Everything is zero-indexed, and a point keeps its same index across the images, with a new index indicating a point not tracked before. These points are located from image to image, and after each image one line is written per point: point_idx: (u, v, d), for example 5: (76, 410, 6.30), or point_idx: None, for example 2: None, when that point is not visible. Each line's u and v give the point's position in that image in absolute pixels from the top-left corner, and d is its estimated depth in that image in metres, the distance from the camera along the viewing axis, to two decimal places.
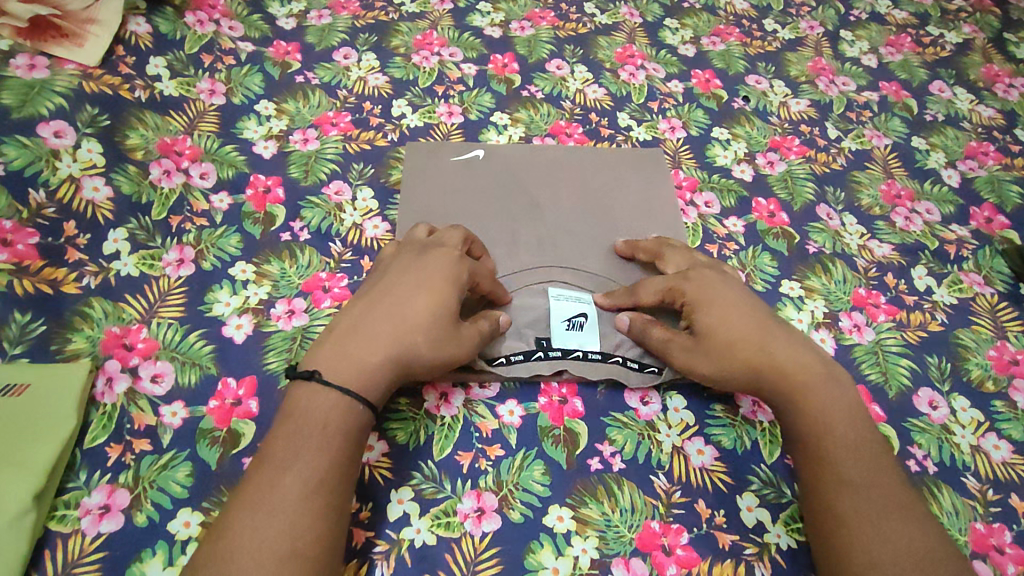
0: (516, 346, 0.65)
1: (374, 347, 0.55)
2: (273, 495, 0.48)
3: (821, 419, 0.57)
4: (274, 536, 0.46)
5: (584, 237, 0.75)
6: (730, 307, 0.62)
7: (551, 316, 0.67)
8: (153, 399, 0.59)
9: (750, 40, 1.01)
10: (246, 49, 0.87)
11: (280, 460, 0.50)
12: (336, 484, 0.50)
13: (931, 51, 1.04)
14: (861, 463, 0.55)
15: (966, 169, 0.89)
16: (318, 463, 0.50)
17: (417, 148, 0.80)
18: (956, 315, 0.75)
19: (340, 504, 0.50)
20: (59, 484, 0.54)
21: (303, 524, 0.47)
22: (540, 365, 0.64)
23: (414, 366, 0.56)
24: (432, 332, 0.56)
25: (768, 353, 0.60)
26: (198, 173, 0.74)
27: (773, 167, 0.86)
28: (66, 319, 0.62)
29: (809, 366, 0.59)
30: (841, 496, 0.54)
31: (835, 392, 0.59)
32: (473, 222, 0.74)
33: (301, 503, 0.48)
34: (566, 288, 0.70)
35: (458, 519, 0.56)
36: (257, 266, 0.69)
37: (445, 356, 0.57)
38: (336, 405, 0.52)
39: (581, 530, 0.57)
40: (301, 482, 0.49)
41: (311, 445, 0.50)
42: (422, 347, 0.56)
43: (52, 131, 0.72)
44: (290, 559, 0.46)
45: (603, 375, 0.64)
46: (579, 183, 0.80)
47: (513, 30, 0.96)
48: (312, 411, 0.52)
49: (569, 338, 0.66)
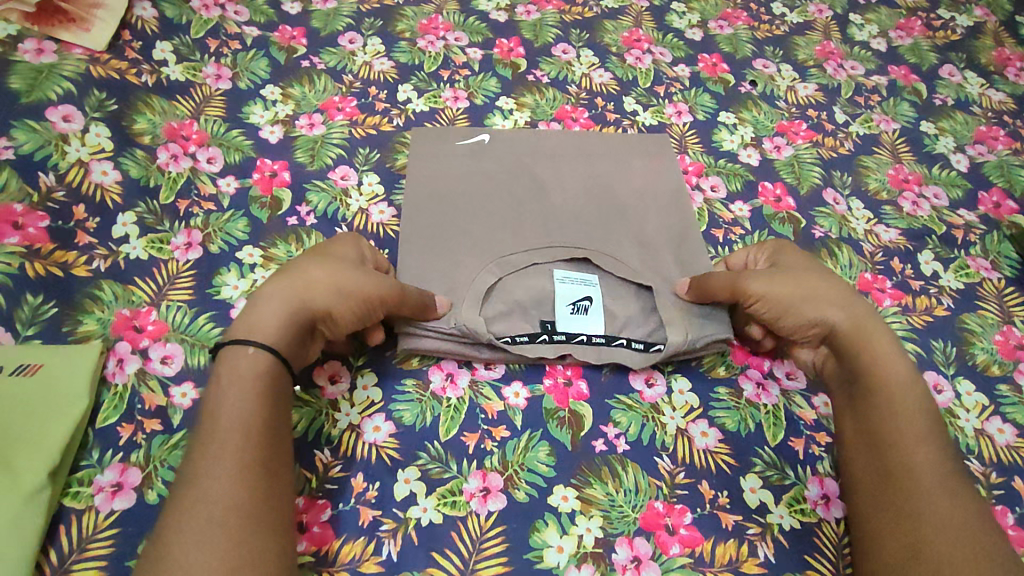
0: (522, 327, 0.66)
1: (270, 291, 0.56)
2: (192, 489, 0.46)
3: (896, 380, 0.58)
4: (198, 531, 0.44)
5: (589, 220, 0.74)
6: (790, 264, 0.67)
7: (556, 298, 0.67)
8: (163, 379, 0.60)
9: (758, 23, 1.00)
10: (252, 34, 0.87)
11: (196, 456, 0.48)
12: (258, 449, 0.49)
13: (942, 34, 1.03)
14: (925, 422, 0.56)
15: (976, 153, 0.89)
16: (237, 429, 0.49)
17: (423, 133, 0.80)
18: (962, 300, 0.75)
19: (268, 468, 0.49)
20: (73, 462, 0.55)
21: (228, 513, 0.45)
22: (545, 348, 0.64)
23: (314, 301, 0.56)
24: (330, 269, 0.58)
25: (835, 302, 0.63)
26: (205, 157, 0.75)
27: (780, 151, 0.86)
28: (76, 301, 0.63)
29: (867, 311, 0.63)
30: (913, 456, 0.54)
31: (894, 341, 0.61)
32: (480, 204, 0.73)
33: (228, 470, 0.47)
34: (573, 272, 0.70)
35: (464, 498, 0.57)
36: (265, 250, 0.69)
37: (350, 287, 0.58)
38: (236, 360, 0.52)
39: (585, 510, 0.57)
40: (222, 471, 0.47)
41: (231, 411, 0.50)
42: (319, 276, 0.57)
43: (61, 115, 0.72)
44: (217, 530, 0.44)
45: (606, 357, 0.65)
46: (584, 168, 0.79)
47: (519, 14, 0.95)
48: (219, 401, 0.50)
49: (574, 322, 0.66)
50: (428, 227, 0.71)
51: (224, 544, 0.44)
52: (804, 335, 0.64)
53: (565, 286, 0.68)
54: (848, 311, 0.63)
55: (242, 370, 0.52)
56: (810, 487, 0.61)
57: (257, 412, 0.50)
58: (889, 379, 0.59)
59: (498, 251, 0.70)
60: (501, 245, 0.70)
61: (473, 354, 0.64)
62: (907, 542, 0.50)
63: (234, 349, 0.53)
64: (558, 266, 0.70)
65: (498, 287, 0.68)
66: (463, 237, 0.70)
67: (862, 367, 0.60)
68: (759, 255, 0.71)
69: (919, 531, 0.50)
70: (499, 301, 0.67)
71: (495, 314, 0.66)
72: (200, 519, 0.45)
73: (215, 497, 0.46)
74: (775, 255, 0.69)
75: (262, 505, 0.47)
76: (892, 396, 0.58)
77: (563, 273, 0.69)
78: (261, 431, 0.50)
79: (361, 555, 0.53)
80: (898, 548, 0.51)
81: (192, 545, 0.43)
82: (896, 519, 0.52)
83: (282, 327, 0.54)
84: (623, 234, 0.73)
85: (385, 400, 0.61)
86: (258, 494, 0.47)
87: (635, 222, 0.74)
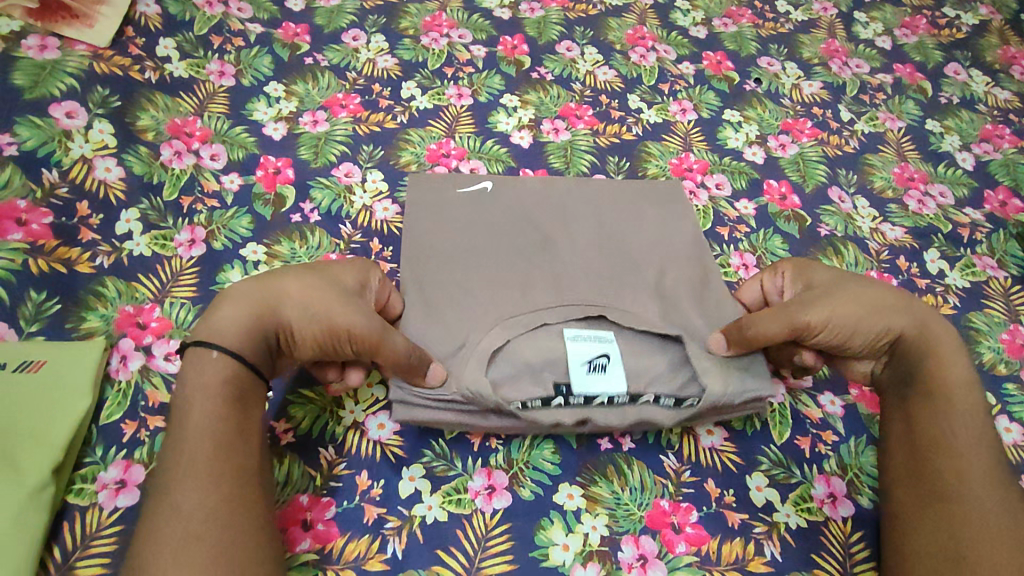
0: (534, 390, 0.59)
1: (241, 293, 0.55)
2: (166, 503, 0.46)
3: (959, 379, 0.58)
4: (176, 544, 0.44)
5: (602, 274, 0.67)
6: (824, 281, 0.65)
7: (569, 358, 0.60)
8: (167, 376, 0.60)
9: (763, 21, 1.00)
10: (255, 31, 0.86)
11: (167, 469, 0.48)
12: (229, 456, 0.49)
13: (947, 33, 1.02)
14: (978, 423, 0.57)
15: (982, 152, 0.88)
16: (206, 436, 0.49)
17: (420, 181, 0.73)
18: (969, 299, 0.74)
19: (242, 472, 0.49)
20: (77, 459, 0.55)
21: (202, 523, 0.46)
22: (561, 413, 0.58)
23: (281, 316, 0.55)
24: (312, 290, 0.57)
25: (895, 308, 0.62)
26: (209, 154, 0.75)
27: (785, 149, 0.85)
28: (80, 298, 0.63)
29: (927, 312, 0.63)
30: (961, 456, 0.55)
31: (954, 341, 0.61)
32: (483, 259, 0.67)
33: (201, 482, 0.47)
34: (585, 330, 0.63)
35: (469, 496, 0.56)
36: (269, 247, 0.69)
37: (324, 317, 0.55)
38: (200, 363, 0.52)
39: (591, 508, 0.57)
40: (195, 483, 0.47)
41: (199, 419, 0.49)
42: (299, 297, 0.56)
43: (65, 111, 0.72)
44: (194, 542, 0.45)
45: (631, 418, 0.59)
46: (596, 217, 0.73)
47: (523, 12, 0.95)
48: (185, 415, 0.50)
49: (592, 383, 0.59)
50: (428, 288, 0.64)
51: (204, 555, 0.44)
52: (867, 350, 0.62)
53: (579, 344, 0.61)
54: (911, 316, 0.62)
55: (203, 371, 0.51)
56: (817, 486, 0.60)
57: (222, 424, 0.50)
58: (952, 382, 0.58)
59: (505, 310, 0.62)
60: (506, 304, 0.63)
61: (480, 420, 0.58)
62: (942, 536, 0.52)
63: (198, 351, 0.52)
64: (570, 323, 0.63)
65: (506, 348, 0.60)
66: (466, 299, 0.63)
67: (924, 371, 0.59)
68: (779, 281, 0.67)
69: (957, 530, 0.52)
70: (506, 363, 0.60)
71: (504, 377, 0.59)
72: (175, 535, 0.45)
73: (190, 509, 0.46)
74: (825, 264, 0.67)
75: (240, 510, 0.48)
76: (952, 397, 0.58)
77: (574, 332, 0.62)
78: (230, 436, 0.50)
79: (366, 553, 0.53)
80: (935, 549, 0.52)
81: (171, 559, 0.44)
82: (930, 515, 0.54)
83: (245, 335, 0.53)
84: (640, 290, 0.66)
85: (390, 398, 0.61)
86: (231, 504, 0.47)
87: (650, 275, 0.68)
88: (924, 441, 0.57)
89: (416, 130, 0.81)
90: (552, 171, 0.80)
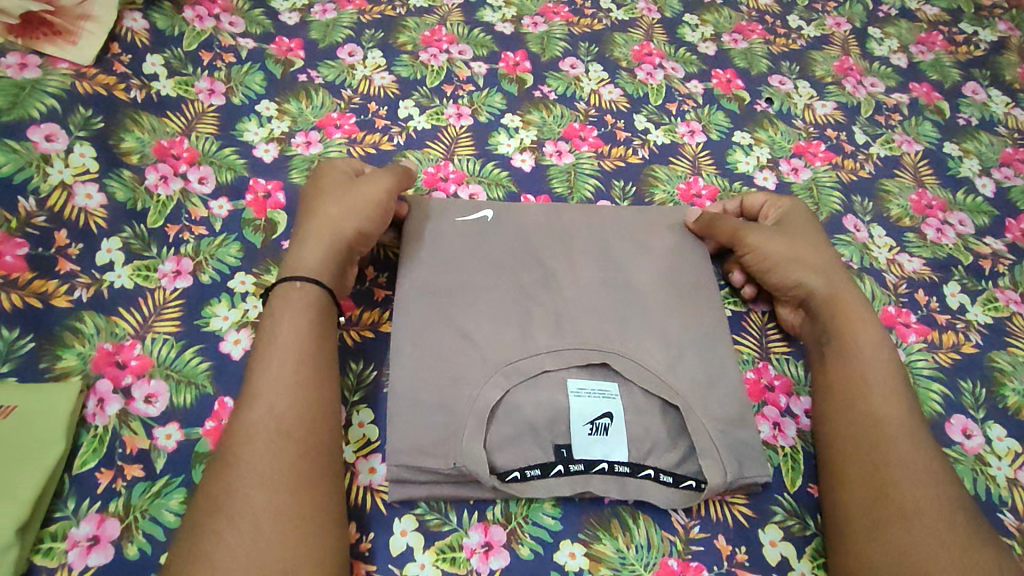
0: (533, 455, 0.56)
1: (306, 233, 0.61)
2: (259, 401, 0.52)
3: (865, 335, 0.62)
4: (269, 438, 0.50)
5: (605, 312, 0.64)
6: (798, 223, 0.71)
7: (571, 416, 0.58)
8: (147, 420, 0.57)
9: (774, 38, 0.97)
10: (247, 46, 0.83)
11: (262, 372, 0.53)
12: (314, 368, 0.54)
13: (965, 50, 0.99)
14: (891, 373, 0.60)
15: (1002, 177, 0.85)
16: (296, 347, 0.54)
17: (421, 205, 0.70)
18: (992, 336, 0.71)
19: (325, 384, 0.54)
20: (47, 513, 0.52)
21: (293, 424, 0.51)
22: (560, 484, 0.56)
23: (342, 226, 0.62)
24: (334, 200, 0.63)
25: (816, 269, 0.66)
26: (197, 177, 0.71)
27: (798, 174, 0.82)
28: (56, 335, 0.59)
29: (843, 280, 0.66)
30: (877, 401, 0.58)
31: (866, 307, 0.65)
32: (483, 296, 0.63)
33: (293, 387, 0.52)
34: (589, 381, 0.60)
35: (464, 555, 0.53)
36: (257, 277, 0.66)
37: (356, 203, 0.63)
38: (286, 294, 0.58)
39: (594, 569, 0.54)
40: (287, 386, 0.52)
41: (291, 332, 0.55)
42: (331, 211, 0.62)
43: (44, 134, 0.69)
44: (283, 438, 0.50)
45: (631, 493, 0.56)
46: (600, 248, 0.69)
47: (526, 26, 0.92)
48: (279, 330, 0.55)
49: (594, 446, 0.57)
50: (425, 325, 0.61)
51: (296, 451, 0.50)
52: (783, 293, 0.67)
53: (582, 401, 0.59)
54: (827, 279, 0.66)
55: (298, 302, 0.57)
56: None
57: (306, 350, 0.55)
58: (858, 336, 0.62)
59: (502, 354, 0.60)
60: (505, 349, 0.60)
61: (474, 492, 0.55)
62: (870, 486, 0.54)
63: (284, 291, 0.58)
64: (573, 373, 0.60)
65: (505, 402, 0.58)
66: (463, 343, 0.60)
67: (834, 330, 0.63)
68: (776, 206, 0.74)
69: (884, 475, 0.55)
70: (505, 422, 0.57)
71: (501, 440, 0.56)
72: (270, 432, 0.50)
73: (282, 408, 0.51)
74: (782, 215, 0.72)
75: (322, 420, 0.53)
76: (860, 347, 0.62)
77: (577, 385, 0.60)
78: (313, 351, 0.55)
79: None
80: (862, 489, 0.55)
81: (266, 451, 0.49)
82: (861, 460, 0.56)
83: (323, 259, 0.60)
84: (643, 329, 0.63)
85: (381, 439, 0.58)
86: (316, 412, 0.52)
87: (656, 315, 0.65)
88: (846, 392, 0.60)
89: (413, 152, 0.78)
90: (555, 196, 0.77)
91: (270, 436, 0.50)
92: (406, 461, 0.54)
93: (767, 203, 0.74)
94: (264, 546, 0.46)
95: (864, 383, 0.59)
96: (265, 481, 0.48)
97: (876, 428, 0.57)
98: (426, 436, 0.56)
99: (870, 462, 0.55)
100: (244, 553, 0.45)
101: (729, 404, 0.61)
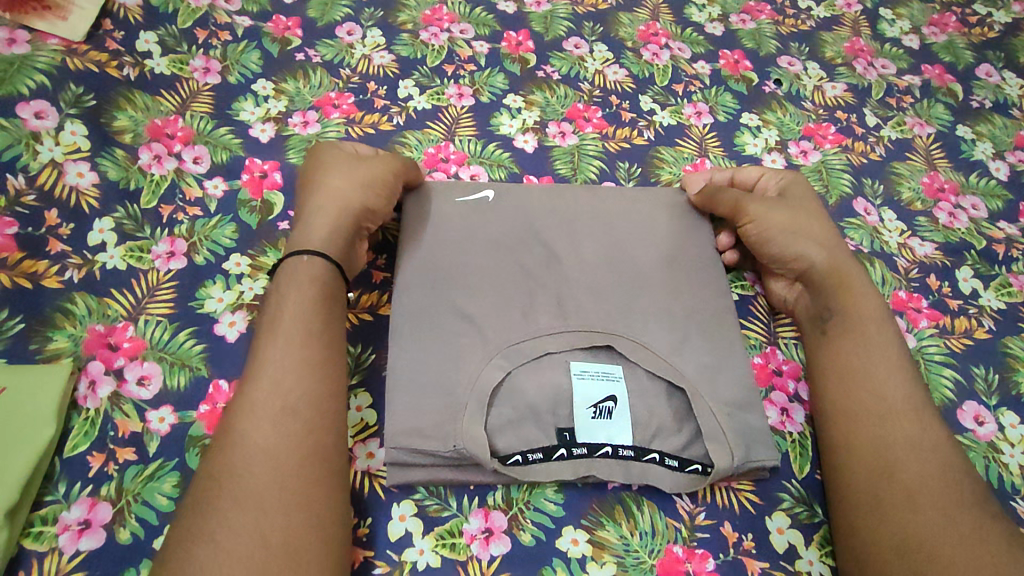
0: (535, 439, 0.55)
1: (311, 209, 0.60)
2: (262, 378, 0.50)
3: (868, 311, 0.61)
4: (272, 415, 0.49)
5: (609, 294, 0.62)
6: (799, 195, 0.70)
7: (574, 398, 0.56)
8: (140, 403, 0.56)
9: (783, 18, 0.94)
10: (243, 24, 0.81)
11: (266, 349, 0.52)
12: (319, 347, 0.53)
13: (978, 31, 0.96)
14: (893, 351, 0.59)
15: (1016, 161, 0.83)
16: (300, 325, 0.53)
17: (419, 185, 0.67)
18: (1005, 322, 0.69)
19: (330, 365, 0.53)
20: (36, 497, 0.50)
21: (296, 401, 0.50)
22: (563, 468, 0.54)
23: (350, 200, 0.60)
24: (345, 175, 0.62)
25: (817, 242, 0.65)
26: (191, 157, 0.69)
27: (807, 156, 0.80)
28: (47, 316, 0.58)
29: (845, 254, 0.65)
30: (881, 380, 0.57)
31: (866, 280, 0.63)
32: (484, 277, 0.62)
33: (299, 365, 0.51)
34: (593, 363, 0.59)
35: (464, 541, 0.52)
36: (253, 258, 0.65)
37: (366, 179, 0.62)
38: (293, 268, 0.56)
39: (598, 556, 0.53)
40: (291, 363, 0.51)
41: (296, 309, 0.54)
42: (340, 186, 0.61)
43: (33, 112, 0.67)
44: (285, 416, 0.49)
45: (636, 477, 0.55)
46: (603, 229, 0.67)
47: (529, 6, 0.89)
48: (281, 308, 0.54)
49: (597, 430, 0.56)
50: (426, 306, 0.60)
51: (299, 429, 0.49)
52: (781, 266, 0.65)
53: (585, 383, 0.57)
54: (829, 253, 0.64)
55: (304, 278, 0.55)
56: None
57: (311, 327, 0.53)
58: (863, 314, 0.61)
59: (504, 336, 0.58)
60: (506, 332, 0.58)
61: (475, 476, 0.54)
62: (877, 464, 0.53)
63: (290, 264, 0.56)
64: (577, 355, 0.59)
65: (507, 384, 0.56)
66: (464, 324, 0.59)
67: (837, 303, 0.62)
68: (774, 178, 0.72)
69: (892, 455, 0.53)
70: (506, 404, 0.56)
71: (503, 422, 0.55)
72: (272, 408, 0.49)
73: (287, 386, 0.50)
74: (782, 188, 0.71)
75: (328, 398, 0.51)
76: (865, 324, 0.60)
77: (581, 367, 0.58)
78: (317, 328, 0.53)
79: None
80: (868, 469, 0.53)
81: (270, 429, 0.48)
82: (866, 439, 0.55)
83: (331, 235, 0.58)
84: (648, 311, 0.62)
85: (380, 423, 0.57)
86: (321, 391, 0.51)
87: (660, 297, 0.63)
88: (849, 371, 0.58)
89: (414, 132, 0.76)
90: (558, 178, 0.75)
91: (273, 413, 0.49)
92: (404, 443, 0.53)
93: (763, 174, 0.72)
94: (269, 526, 0.44)
95: (869, 360, 0.58)
96: (268, 458, 0.47)
97: (879, 404, 0.56)
98: (425, 419, 0.54)
99: (874, 441, 0.54)
100: (249, 534, 0.44)
101: (735, 388, 0.59)
